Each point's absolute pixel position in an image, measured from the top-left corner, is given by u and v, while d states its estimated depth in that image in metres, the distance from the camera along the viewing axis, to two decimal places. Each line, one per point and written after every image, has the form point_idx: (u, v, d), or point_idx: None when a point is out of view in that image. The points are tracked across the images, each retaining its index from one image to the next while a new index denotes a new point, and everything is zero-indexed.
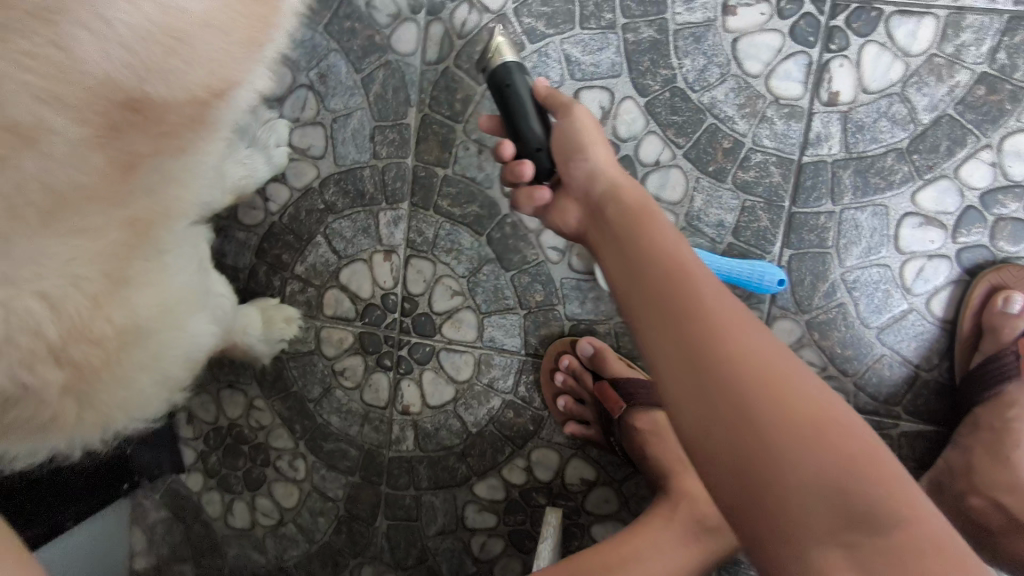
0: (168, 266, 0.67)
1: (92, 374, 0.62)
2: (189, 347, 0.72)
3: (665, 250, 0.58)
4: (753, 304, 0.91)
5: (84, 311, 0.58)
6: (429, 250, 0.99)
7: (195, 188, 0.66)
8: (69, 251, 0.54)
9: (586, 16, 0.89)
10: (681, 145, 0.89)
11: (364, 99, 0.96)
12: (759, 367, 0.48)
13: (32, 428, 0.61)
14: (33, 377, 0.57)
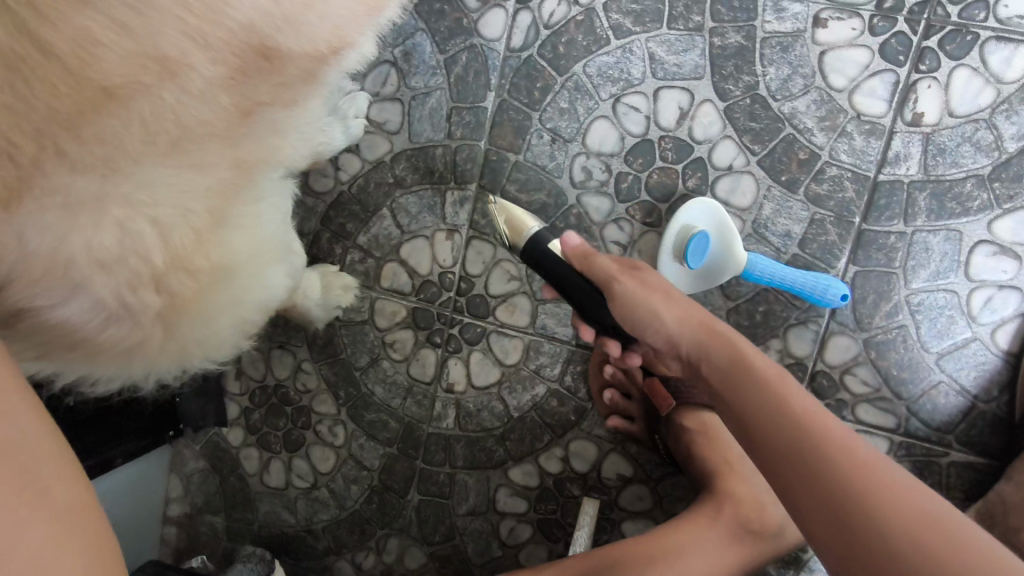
0: (260, 214, 0.70)
1: (183, 307, 0.64)
2: (264, 296, 0.74)
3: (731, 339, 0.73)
4: (811, 316, 0.92)
5: (187, 242, 0.60)
6: (491, 233, 1.01)
7: (296, 141, 0.69)
8: (182, 183, 0.58)
9: (674, 16, 0.90)
10: (756, 152, 0.90)
11: (444, 79, 0.98)
12: (806, 423, 0.63)
13: (120, 350, 0.64)
14: (133, 300, 0.59)
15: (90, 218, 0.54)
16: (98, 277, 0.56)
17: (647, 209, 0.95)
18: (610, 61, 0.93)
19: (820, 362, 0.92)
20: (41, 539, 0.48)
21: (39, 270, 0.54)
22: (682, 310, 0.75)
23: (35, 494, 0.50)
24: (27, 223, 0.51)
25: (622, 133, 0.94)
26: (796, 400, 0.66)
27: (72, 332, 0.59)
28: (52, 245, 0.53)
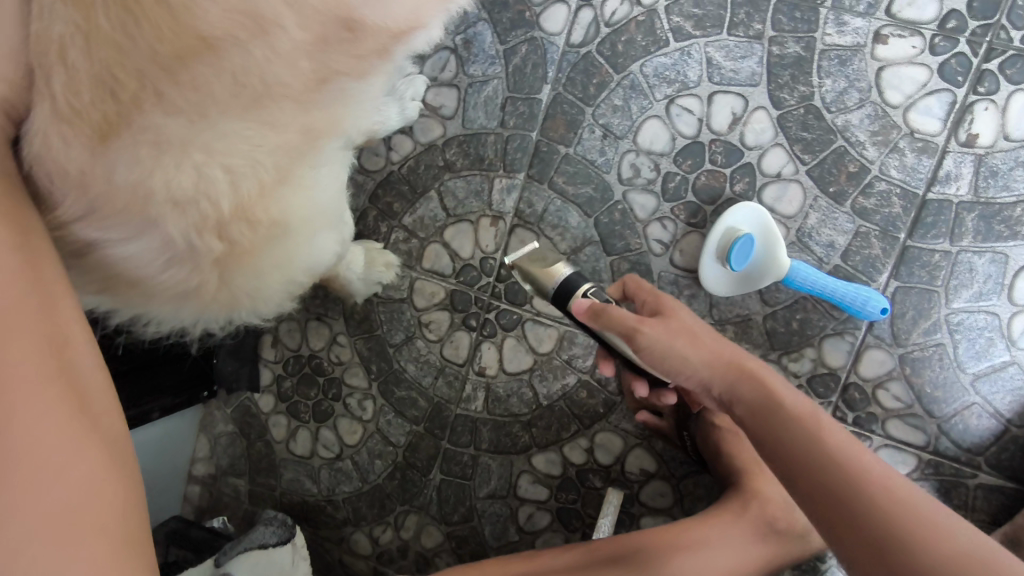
0: (322, 180, 0.66)
1: (239, 257, 0.61)
2: (312, 259, 0.71)
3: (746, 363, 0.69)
4: (848, 328, 0.93)
5: (252, 192, 0.57)
6: (535, 222, 1.03)
7: (365, 110, 0.65)
8: (254, 139, 0.55)
9: (735, 23, 0.92)
10: (806, 162, 0.91)
11: (502, 69, 1.00)
12: (835, 450, 0.59)
13: (177, 290, 0.62)
14: (197, 246, 0.56)
15: (169, 162, 0.52)
16: (171, 215, 0.53)
17: (693, 210, 0.96)
18: (668, 62, 0.94)
19: (854, 374, 0.94)
20: (90, 463, 0.47)
21: (115, 203, 0.52)
22: (705, 343, 0.70)
23: (86, 419, 0.49)
24: (114, 157, 0.50)
25: (674, 134, 0.96)
26: (826, 431, 0.62)
27: (135, 269, 0.58)
28: (131, 179, 0.51)
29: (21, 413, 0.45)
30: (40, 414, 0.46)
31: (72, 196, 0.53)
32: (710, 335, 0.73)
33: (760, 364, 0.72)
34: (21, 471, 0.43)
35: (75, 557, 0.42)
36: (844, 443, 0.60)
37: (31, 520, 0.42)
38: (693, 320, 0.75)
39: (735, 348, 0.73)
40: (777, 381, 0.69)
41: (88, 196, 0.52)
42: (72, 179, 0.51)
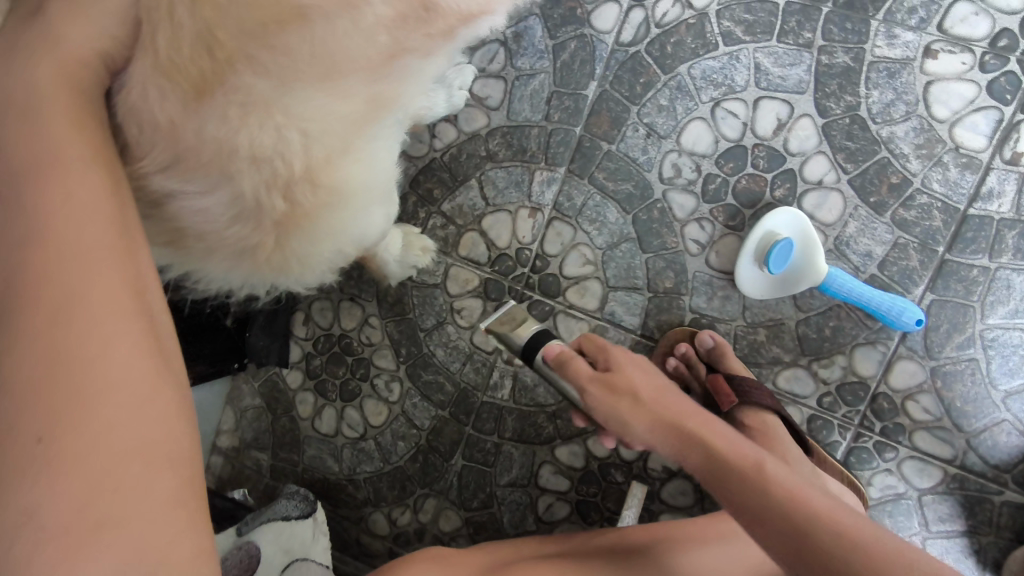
0: (382, 151, 0.65)
1: (300, 221, 0.62)
2: (365, 232, 0.72)
3: (681, 412, 0.68)
4: (880, 338, 0.94)
5: (319, 158, 0.58)
6: (574, 216, 1.04)
7: (425, 86, 0.62)
8: (324, 107, 0.54)
9: (785, 30, 0.93)
10: (848, 171, 0.92)
11: (550, 63, 1.02)
12: (790, 496, 0.59)
13: (237, 249, 0.64)
14: (264, 203, 0.58)
15: (253, 123, 0.52)
16: (246, 172, 0.55)
17: (732, 212, 0.97)
18: (716, 66, 0.96)
19: (883, 384, 0.95)
20: (165, 412, 0.48)
21: (200, 158, 0.54)
22: (654, 404, 0.69)
23: (162, 366, 0.51)
24: (205, 115, 0.51)
25: (717, 137, 0.97)
26: (775, 477, 0.61)
27: (205, 222, 0.60)
28: (218, 135, 0.52)
29: (106, 359, 0.47)
30: (122, 360, 0.47)
31: (161, 147, 0.54)
32: (655, 386, 0.71)
33: (706, 414, 0.70)
34: (99, 408, 0.45)
35: (152, 499, 0.44)
36: (807, 498, 0.59)
37: (104, 456, 0.43)
38: (639, 368, 0.73)
39: (681, 398, 0.71)
40: (715, 428, 0.67)
41: (177, 149, 0.54)
42: (164, 131, 0.53)
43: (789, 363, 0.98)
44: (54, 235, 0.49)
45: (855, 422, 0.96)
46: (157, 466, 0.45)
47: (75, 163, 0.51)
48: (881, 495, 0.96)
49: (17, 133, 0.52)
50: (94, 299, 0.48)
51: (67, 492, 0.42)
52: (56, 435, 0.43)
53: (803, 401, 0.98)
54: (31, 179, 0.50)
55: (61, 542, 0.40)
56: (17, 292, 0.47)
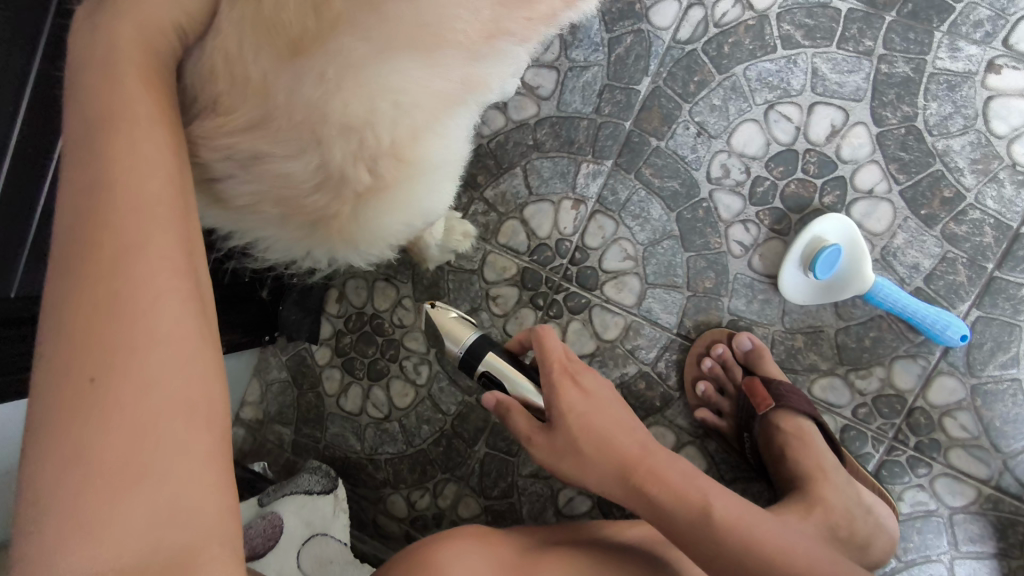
0: (462, 130, 0.61)
1: (379, 195, 0.57)
2: (432, 210, 0.67)
3: (630, 451, 0.71)
4: (922, 352, 0.94)
5: (406, 133, 0.53)
6: (617, 211, 1.04)
7: (512, 64, 0.58)
8: (416, 82, 0.50)
9: (846, 37, 0.93)
10: (900, 182, 0.92)
11: (604, 57, 1.02)
12: (730, 525, 0.70)
13: (309, 218, 0.59)
14: (349, 174, 0.53)
15: (350, 88, 0.47)
16: (337, 140, 0.50)
17: (778, 217, 0.97)
18: (772, 68, 0.96)
19: (921, 399, 0.94)
20: (211, 371, 0.42)
21: (289, 117, 0.49)
22: (612, 453, 0.70)
23: (211, 325, 0.45)
24: (305, 73, 0.47)
25: (769, 139, 0.97)
26: (718, 511, 0.70)
27: (284, 187, 0.55)
28: (315, 98, 0.48)
29: (158, 307, 0.41)
30: (173, 311, 0.42)
31: (249, 103, 0.50)
32: (610, 421, 0.71)
33: (649, 441, 0.73)
34: (147, 353, 0.39)
35: (193, 461, 0.39)
36: (743, 528, 0.70)
37: (150, 409, 0.38)
38: (590, 398, 0.71)
39: (631, 430, 0.72)
40: (661, 461, 0.72)
41: (268, 107, 0.49)
42: (257, 87, 0.49)
43: (826, 371, 0.97)
44: (117, 169, 0.43)
45: (889, 435, 0.96)
46: (201, 425, 0.40)
47: (141, 112, 0.46)
48: (911, 511, 0.95)
49: (89, 81, 0.47)
50: (154, 239, 0.43)
51: (111, 441, 0.36)
52: (105, 378, 0.37)
53: (837, 410, 0.97)
54: (99, 122, 0.45)
55: (98, 494, 0.36)
56: (77, 224, 0.42)
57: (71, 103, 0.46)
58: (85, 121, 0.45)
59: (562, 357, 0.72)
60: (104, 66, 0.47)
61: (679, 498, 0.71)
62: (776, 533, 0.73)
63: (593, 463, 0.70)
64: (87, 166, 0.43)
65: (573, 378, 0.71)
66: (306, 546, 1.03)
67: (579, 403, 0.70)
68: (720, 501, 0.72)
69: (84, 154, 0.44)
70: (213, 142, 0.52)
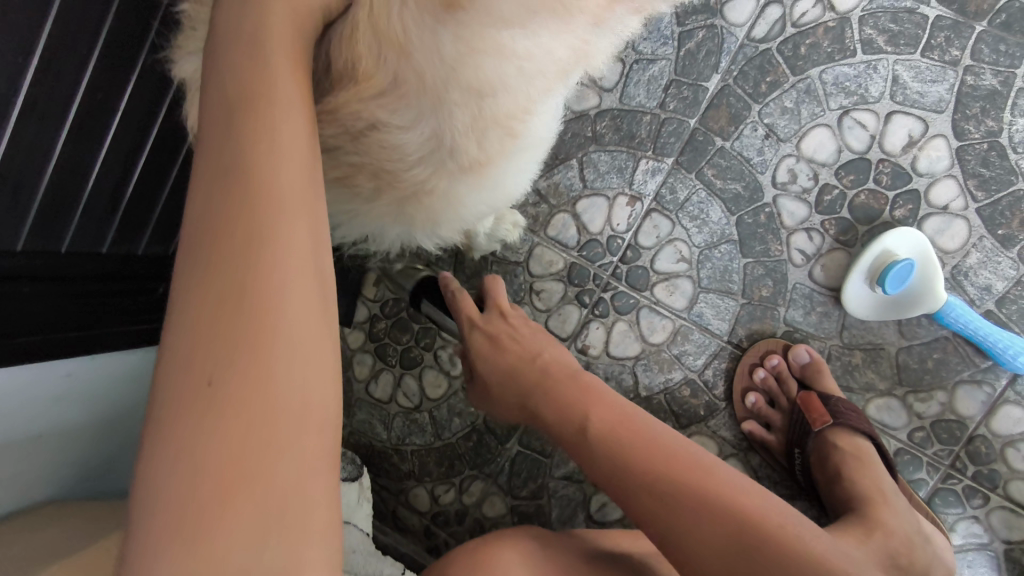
0: (554, 110, 0.65)
1: (479, 169, 0.59)
2: (514, 189, 0.71)
3: (528, 369, 0.76)
4: (987, 378, 0.90)
5: (518, 108, 0.55)
6: (674, 211, 0.99)
7: (612, 44, 0.61)
8: (541, 50, 0.49)
9: (932, 45, 0.89)
10: (978, 199, 0.89)
11: (673, 51, 0.96)
12: (629, 429, 0.68)
13: (402, 195, 0.60)
14: (459, 145, 0.54)
15: (489, 50, 0.47)
16: (458, 108, 0.51)
17: (844, 227, 0.94)
18: (851, 73, 0.92)
19: (983, 427, 0.91)
20: (330, 378, 0.39)
21: (420, 82, 0.48)
22: (514, 382, 0.77)
23: (332, 327, 0.41)
24: (445, 29, 0.44)
25: (841, 146, 0.93)
26: (612, 414, 0.70)
27: (392, 160, 0.55)
28: (452, 57, 0.46)
29: (285, 307, 0.38)
30: (298, 312, 0.39)
31: (390, 64, 0.47)
32: (510, 350, 0.79)
33: (546, 365, 0.76)
34: (269, 346, 0.37)
35: (302, 473, 0.36)
36: (624, 436, 0.68)
37: (269, 405, 0.36)
38: (492, 339, 0.80)
39: (529, 357, 0.77)
40: (558, 376, 0.75)
41: (402, 66, 0.47)
42: (394, 43, 0.46)
43: (884, 391, 0.94)
44: (254, 155, 0.40)
45: (945, 462, 0.92)
46: (313, 434, 0.37)
47: (284, 95, 0.43)
48: (963, 543, 0.91)
49: (235, 53, 0.44)
50: (286, 233, 0.39)
51: (226, 444, 0.34)
52: (222, 380, 0.35)
53: (893, 432, 0.93)
54: (245, 103, 0.42)
55: (202, 500, 0.33)
56: (207, 211, 0.39)
57: (215, 74, 0.43)
58: (227, 103, 0.42)
59: (472, 311, 0.83)
60: (252, 19, 0.45)
61: (561, 411, 0.72)
62: (676, 436, 0.69)
63: (501, 388, 0.79)
64: (222, 150, 0.40)
65: (481, 327, 0.82)
66: None
67: (485, 346, 0.81)
68: (604, 411, 0.70)
69: (218, 135, 0.41)
70: (340, 112, 0.51)
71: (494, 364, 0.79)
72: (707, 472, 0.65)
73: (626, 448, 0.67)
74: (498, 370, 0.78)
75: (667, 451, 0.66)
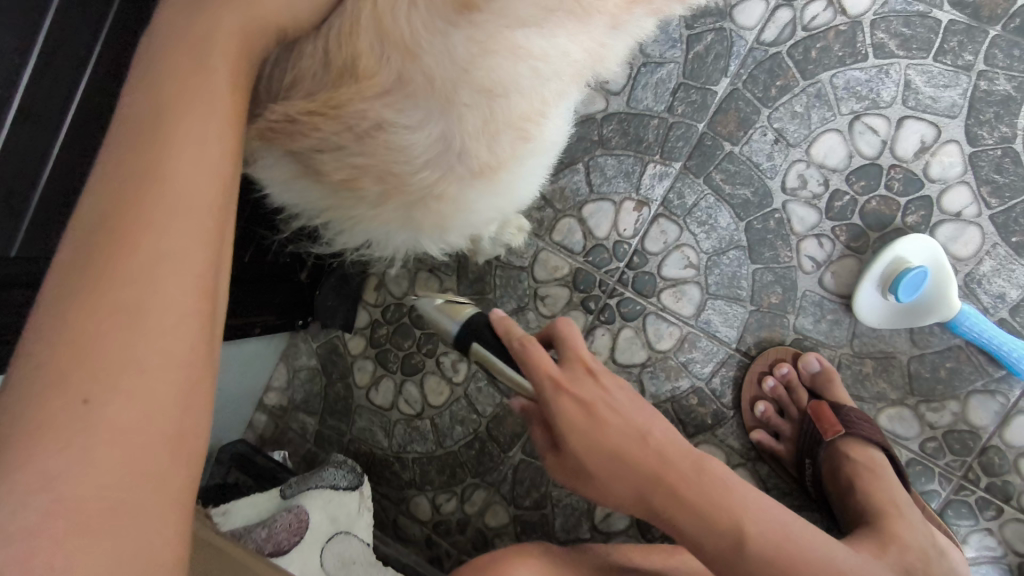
0: (565, 114, 0.64)
1: (489, 175, 0.58)
2: (524, 195, 0.70)
3: (659, 466, 0.62)
4: (1001, 388, 0.89)
5: (529, 110, 0.54)
6: (681, 216, 0.97)
7: (626, 45, 0.61)
8: (557, 52, 0.52)
9: (944, 50, 0.88)
10: (992, 206, 0.88)
11: (682, 54, 0.95)
12: (769, 535, 0.65)
13: (406, 201, 0.58)
14: (469, 148, 0.53)
15: (504, 51, 0.49)
16: (468, 112, 0.51)
17: (855, 234, 0.92)
18: (862, 77, 0.91)
19: (997, 437, 0.89)
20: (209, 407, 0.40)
21: (427, 83, 0.48)
22: (634, 478, 0.62)
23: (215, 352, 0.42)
24: (458, 30, 0.47)
25: (852, 152, 0.92)
26: (750, 521, 0.64)
27: (399, 163, 0.53)
28: (465, 58, 0.48)
29: (177, 331, 0.39)
30: (187, 335, 0.39)
31: (393, 65, 0.48)
32: (621, 436, 0.62)
33: (664, 451, 0.63)
34: (150, 369, 0.37)
35: (168, 506, 0.37)
36: (762, 531, 0.64)
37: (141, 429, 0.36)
38: (593, 413, 0.61)
39: (646, 443, 0.63)
40: (689, 471, 0.64)
41: (408, 66, 0.48)
42: (402, 46, 0.47)
43: (895, 401, 0.92)
44: (166, 172, 0.41)
45: (958, 473, 0.90)
46: (185, 464, 0.38)
47: (217, 116, 0.44)
48: (976, 555, 0.89)
49: (175, 66, 0.45)
50: (188, 254, 0.40)
51: (94, 467, 0.34)
52: (101, 401, 0.35)
53: (905, 442, 0.92)
54: (167, 118, 0.42)
55: (64, 524, 0.33)
56: (101, 218, 0.39)
57: (144, 80, 0.44)
58: (150, 113, 0.43)
59: (552, 366, 0.61)
60: (198, 28, 0.47)
61: (696, 512, 0.63)
62: (790, 515, 0.69)
63: (613, 483, 0.62)
64: (129, 160, 0.41)
65: (570, 390, 0.61)
66: (330, 543, 0.95)
67: (582, 419, 0.60)
68: (738, 503, 0.65)
69: (131, 144, 0.41)
70: (344, 110, 0.50)
71: (618, 461, 0.61)
72: (828, 550, 0.68)
73: (781, 553, 0.64)
74: (619, 465, 0.61)
75: (801, 543, 0.66)
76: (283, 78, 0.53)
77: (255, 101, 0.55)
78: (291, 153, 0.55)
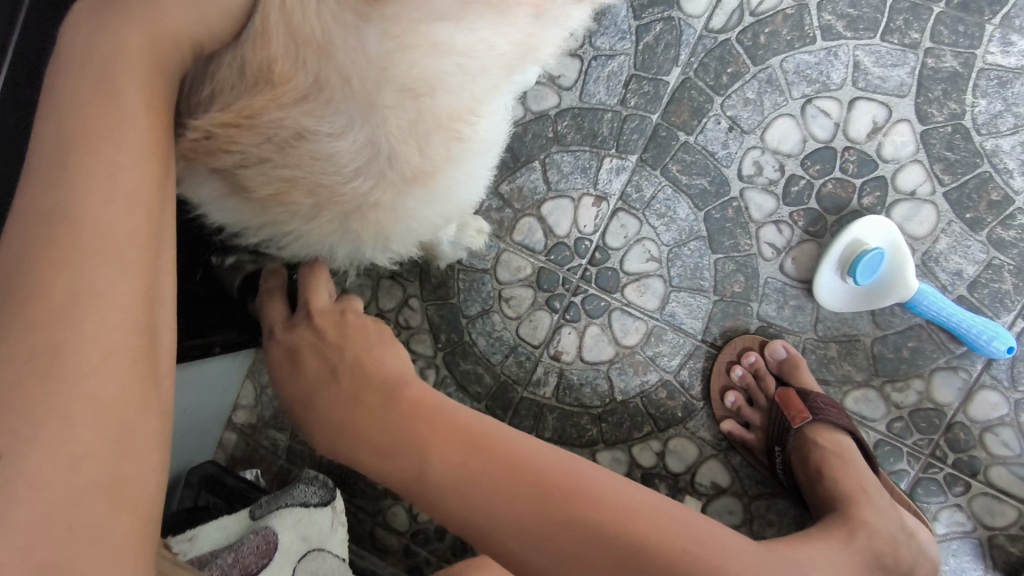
0: (500, 113, 0.63)
1: (426, 180, 0.55)
2: (469, 197, 0.68)
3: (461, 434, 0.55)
4: (963, 364, 0.89)
5: (462, 110, 0.53)
6: (641, 209, 0.96)
7: (557, 40, 0.61)
8: (483, 51, 0.52)
9: (891, 29, 0.88)
10: (945, 183, 0.88)
11: (632, 46, 0.94)
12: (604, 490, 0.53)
13: (339, 214, 0.55)
14: (398, 152, 0.51)
15: (425, 46, 0.48)
16: (394, 117, 0.49)
17: (813, 218, 0.92)
18: (811, 60, 0.90)
19: (961, 413, 0.90)
20: (148, 452, 0.40)
21: (344, 83, 0.48)
22: (370, 454, 0.55)
23: (152, 395, 0.42)
24: (371, 26, 0.47)
25: (806, 136, 0.91)
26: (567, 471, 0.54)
27: (325, 172, 0.51)
28: (379, 55, 0.47)
29: (106, 371, 0.39)
30: (114, 377, 0.39)
31: (310, 66, 0.47)
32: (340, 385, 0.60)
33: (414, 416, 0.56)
34: (73, 420, 0.36)
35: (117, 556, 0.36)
36: (576, 515, 0.50)
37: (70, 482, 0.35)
38: (292, 355, 0.65)
39: (379, 407, 0.57)
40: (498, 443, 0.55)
41: (323, 65, 0.47)
42: (314, 45, 0.46)
43: (861, 382, 0.92)
44: (82, 206, 0.41)
45: (926, 451, 0.91)
46: (125, 508, 0.38)
47: (134, 143, 0.44)
48: (947, 532, 0.90)
49: (83, 94, 0.43)
50: (112, 290, 0.40)
51: (16, 526, 0.33)
52: (21, 456, 0.34)
53: (871, 424, 0.92)
54: (75, 152, 0.42)
55: None
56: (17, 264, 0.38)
57: (49, 108, 0.42)
58: (59, 144, 0.42)
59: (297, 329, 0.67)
60: (106, 50, 0.45)
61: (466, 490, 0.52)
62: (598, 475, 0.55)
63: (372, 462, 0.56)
64: (41, 198, 0.40)
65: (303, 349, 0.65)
66: (302, 561, 0.93)
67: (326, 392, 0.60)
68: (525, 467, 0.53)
69: (42, 181, 0.41)
70: (259, 120, 0.48)
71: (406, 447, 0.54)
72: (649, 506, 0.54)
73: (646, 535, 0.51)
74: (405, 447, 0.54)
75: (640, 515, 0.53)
76: (201, 93, 0.51)
77: (178, 120, 0.53)
78: (217, 171, 0.53)
